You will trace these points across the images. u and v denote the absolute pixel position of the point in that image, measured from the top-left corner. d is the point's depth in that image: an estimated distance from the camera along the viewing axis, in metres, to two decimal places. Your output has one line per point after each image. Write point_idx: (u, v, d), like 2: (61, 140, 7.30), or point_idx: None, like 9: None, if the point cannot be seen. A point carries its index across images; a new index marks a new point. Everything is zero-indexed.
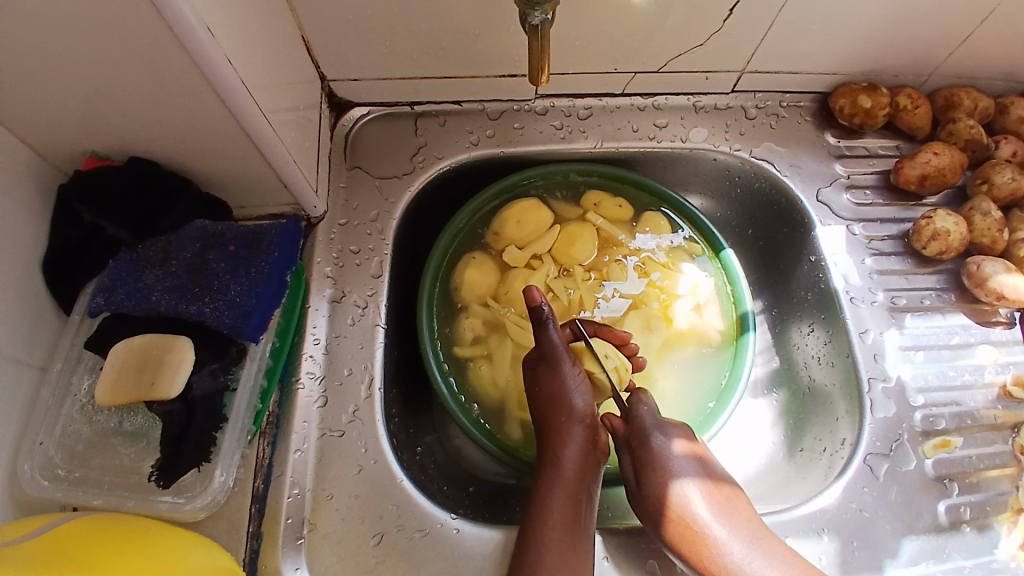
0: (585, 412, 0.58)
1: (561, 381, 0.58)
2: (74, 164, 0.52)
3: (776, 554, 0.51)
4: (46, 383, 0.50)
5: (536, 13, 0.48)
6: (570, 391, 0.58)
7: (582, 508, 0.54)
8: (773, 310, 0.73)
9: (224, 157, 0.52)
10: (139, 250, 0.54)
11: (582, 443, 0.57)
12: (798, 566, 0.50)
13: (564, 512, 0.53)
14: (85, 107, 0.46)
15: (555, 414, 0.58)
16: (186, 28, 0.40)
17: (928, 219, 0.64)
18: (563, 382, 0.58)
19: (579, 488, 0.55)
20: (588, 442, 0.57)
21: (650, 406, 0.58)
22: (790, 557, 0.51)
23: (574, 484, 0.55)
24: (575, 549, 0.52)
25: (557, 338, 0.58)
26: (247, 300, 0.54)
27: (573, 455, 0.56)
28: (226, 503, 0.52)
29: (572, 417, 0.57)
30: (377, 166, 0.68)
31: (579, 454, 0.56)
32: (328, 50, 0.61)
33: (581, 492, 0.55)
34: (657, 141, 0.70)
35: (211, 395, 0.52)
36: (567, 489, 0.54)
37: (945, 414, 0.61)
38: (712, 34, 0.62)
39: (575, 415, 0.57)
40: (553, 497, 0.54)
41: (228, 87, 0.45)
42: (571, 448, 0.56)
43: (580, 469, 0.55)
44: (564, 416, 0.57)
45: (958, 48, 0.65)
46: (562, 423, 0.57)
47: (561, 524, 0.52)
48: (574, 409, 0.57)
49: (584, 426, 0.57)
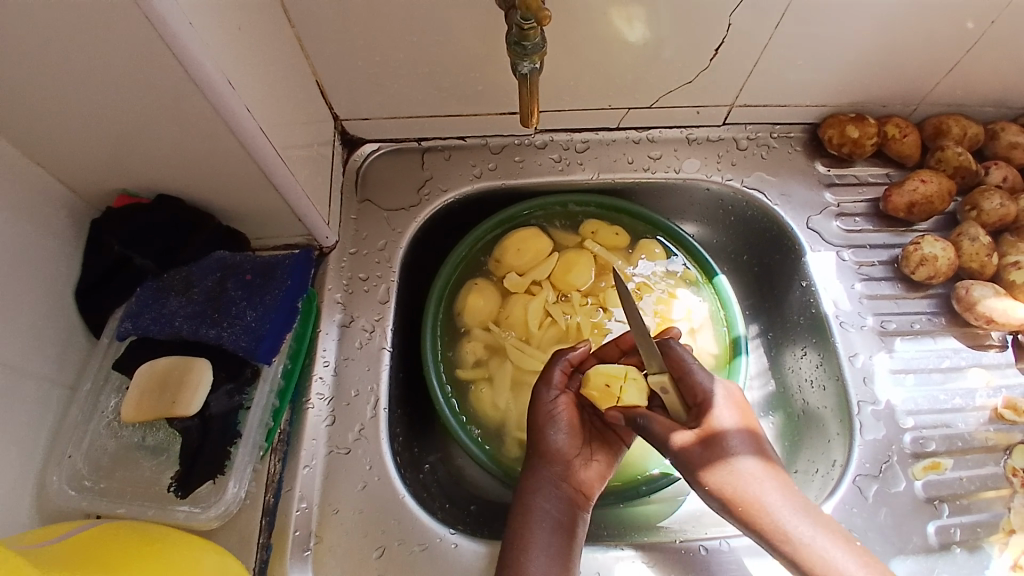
0: (562, 454, 0.57)
1: (538, 424, 0.58)
2: (106, 200, 0.57)
3: (820, 518, 0.48)
4: (75, 401, 0.55)
5: (525, 63, 0.52)
6: (548, 431, 0.58)
7: (554, 539, 0.54)
8: (768, 335, 0.74)
9: (243, 194, 0.57)
10: (164, 278, 0.59)
11: (554, 483, 0.56)
12: (840, 530, 0.48)
13: (541, 548, 0.53)
14: (117, 150, 0.51)
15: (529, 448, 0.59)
16: (208, 80, 0.45)
17: (916, 244, 0.66)
18: (541, 422, 0.58)
19: (554, 519, 0.55)
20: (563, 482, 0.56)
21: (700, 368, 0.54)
22: (832, 524, 0.48)
23: (547, 519, 0.54)
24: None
25: (553, 379, 0.60)
26: (261, 325, 0.58)
27: (545, 491, 0.56)
28: (237, 513, 0.56)
29: (546, 457, 0.57)
30: (385, 198, 0.72)
31: (553, 487, 0.56)
32: (340, 92, 0.66)
33: (557, 526, 0.54)
34: (651, 171, 0.73)
35: (226, 413, 0.56)
36: (534, 521, 0.54)
37: (936, 436, 0.62)
38: (700, 70, 0.65)
39: (549, 457, 0.57)
40: (527, 529, 0.54)
41: (245, 130, 0.50)
42: (546, 484, 0.56)
43: (557, 505, 0.55)
44: (539, 457, 0.57)
45: (943, 78, 0.67)
46: (534, 462, 0.57)
47: (532, 553, 0.53)
48: (547, 450, 0.57)
49: (560, 467, 0.56)
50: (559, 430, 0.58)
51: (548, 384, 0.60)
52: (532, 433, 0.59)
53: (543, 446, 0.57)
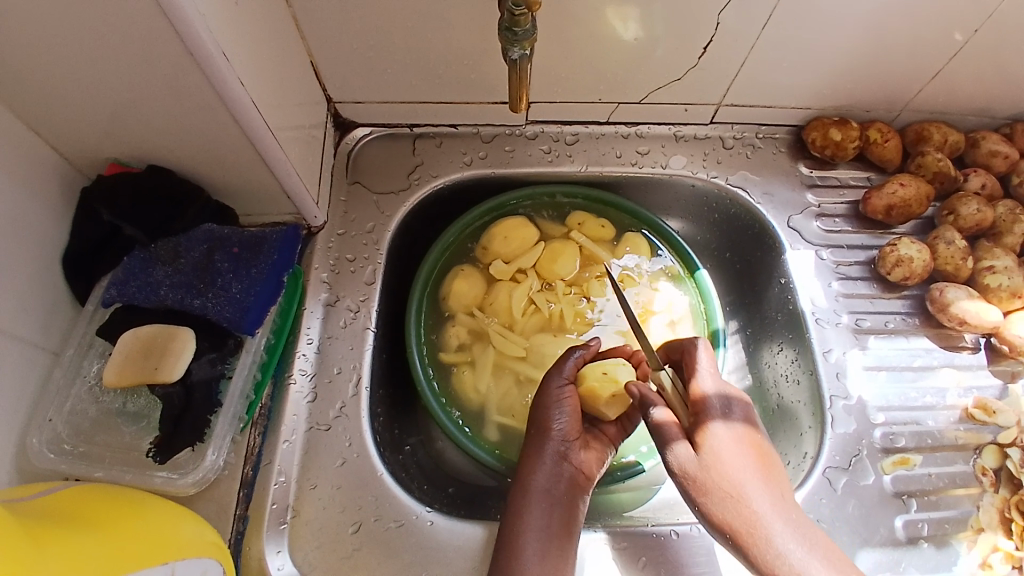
0: (565, 435, 0.59)
1: (546, 403, 0.60)
2: (97, 168, 0.58)
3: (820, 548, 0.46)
4: (59, 365, 0.55)
5: (516, 48, 0.53)
6: (553, 412, 0.59)
7: (552, 518, 0.55)
8: (746, 331, 0.76)
9: (234, 169, 0.58)
10: (151, 248, 0.59)
11: (555, 462, 0.57)
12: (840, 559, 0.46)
13: (540, 523, 0.55)
14: (110, 118, 0.52)
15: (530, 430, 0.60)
16: (204, 53, 0.46)
17: (892, 246, 0.67)
18: (547, 402, 0.60)
19: (552, 499, 0.56)
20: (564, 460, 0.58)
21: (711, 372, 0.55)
22: (834, 553, 0.46)
23: (544, 495, 0.56)
24: (544, 558, 0.53)
25: (569, 365, 0.61)
26: (247, 297, 0.59)
27: (546, 468, 0.57)
28: (215, 483, 0.56)
29: (547, 436, 0.59)
30: (375, 182, 0.73)
31: (553, 469, 0.57)
32: (334, 74, 0.67)
33: (557, 504, 0.56)
34: (638, 166, 0.74)
35: (208, 381, 0.56)
36: (534, 501, 0.56)
37: (906, 433, 0.64)
38: (689, 68, 0.67)
39: (551, 436, 0.58)
40: (528, 509, 0.55)
41: (239, 104, 0.51)
42: (546, 461, 0.57)
43: (556, 483, 0.57)
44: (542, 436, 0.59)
45: (926, 85, 0.69)
46: (535, 440, 0.59)
47: (531, 531, 0.54)
48: (550, 429, 0.59)
49: (560, 446, 0.58)
50: (561, 414, 0.59)
51: (558, 371, 0.61)
52: (533, 414, 0.60)
53: (546, 429, 0.59)
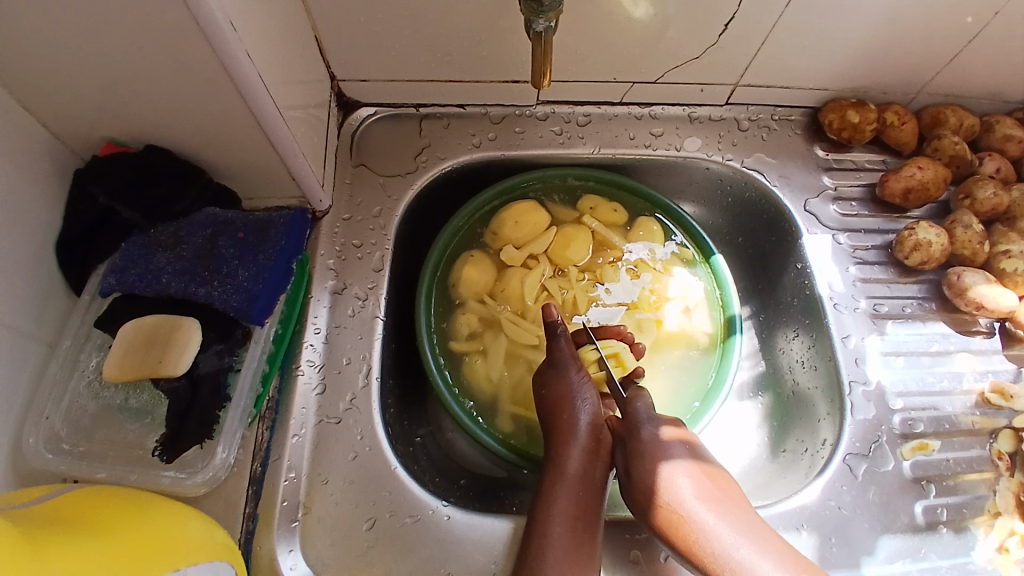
0: (589, 414, 0.58)
1: (565, 383, 0.59)
2: (90, 149, 0.54)
3: (764, 544, 0.51)
4: (55, 359, 0.52)
5: (540, 20, 0.51)
6: (575, 394, 0.59)
7: (589, 503, 0.55)
8: (760, 316, 0.75)
9: (237, 148, 0.54)
10: (151, 234, 0.56)
11: (586, 443, 0.57)
12: (786, 558, 0.50)
13: (572, 510, 0.54)
14: (107, 94, 0.48)
15: (559, 411, 0.59)
16: (209, 21, 0.43)
17: (911, 231, 0.66)
18: (569, 383, 0.59)
19: (585, 484, 0.55)
20: (592, 441, 0.58)
21: (646, 402, 0.58)
22: (782, 549, 0.50)
23: (579, 481, 0.55)
24: (583, 544, 0.53)
25: (566, 347, 0.61)
26: (255, 285, 0.56)
27: (579, 452, 0.57)
28: (225, 480, 0.54)
29: (575, 418, 0.58)
30: (381, 164, 0.70)
31: (584, 452, 0.57)
32: (338, 50, 0.63)
33: (588, 487, 0.56)
34: (652, 149, 0.72)
35: (216, 373, 0.54)
36: (572, 486, 0.55)
37: (924, 418, 0.63)
38: (708, 47, 0.64)
39: (579, 418, 0.58)
40: (561, 494, 0.54)
41: (245, 80, 0.47)
42: (577, 445, 0.57)
43: (586, 465, 0.56)
44: (569, 418, 0.58)
45: (945, 67, 0.68)
46: (563, 423, 0.58)
47: (567, 519, 0.53)
48: (578, 410, 0.58)
49: (588, 428, 0.58)
50: (584, 395, 0.59)
51: (563, 355, 0.60)
52: (551, 403, 0.59)
53: (574, 411, 0.58)
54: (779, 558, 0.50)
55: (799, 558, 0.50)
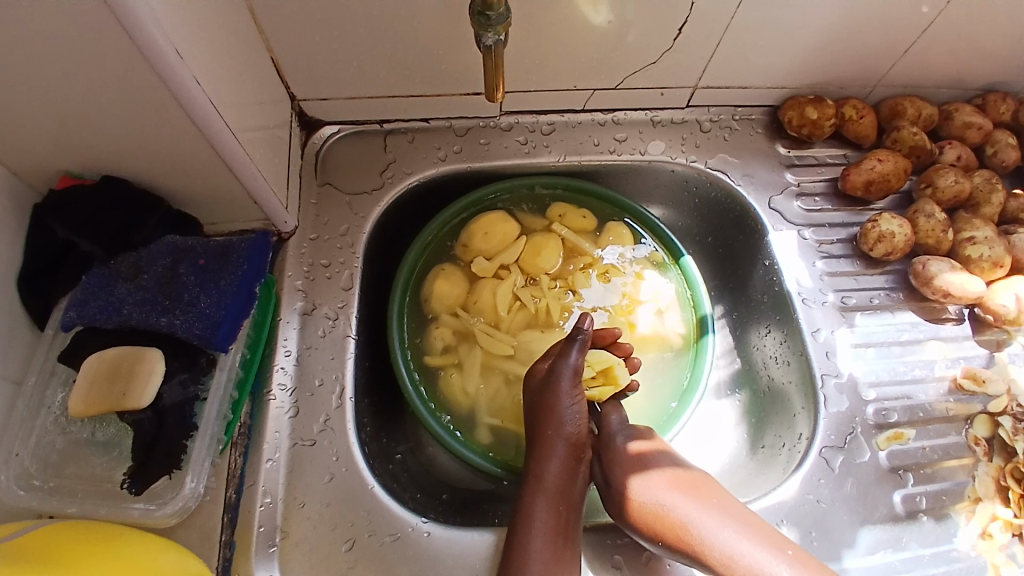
0: (571, 427, 0.58)
1: (555, 397, 0.58)
2: (48, 183, 0.54)
3: (736, 519, 0.52)
4: (21, 396, 0.52)
5: (489, 34, 0.51)
6: (562, 407, 0.58)
7: (567, 517, 0.55)
8: (733, 314, 0.75)
9: (195, 174, 0.54)
10: (111, 265, 0.56)
11: (566, 456, 0.57)
12: (761, 531, 0.51)
13: (551, 525, 0.54)
14: (59, 128, 0.48)
15: (543, 427, 0.58)
16: (154, 49, 0.43)
17: (874, 222, 0.67)
18: (559, 397, 0.58)
19: (562, 497, 0.55)
20: (571, 457, 0.57)
21: (620, 415, 0.61)
22: (754, 521, 0.52)
23: (556, 495, 0.55)
24: (563, 559, 0.52)
25: (576, 359, 0.59)
26: (217, 312, 0.56)
27: (557, 467, 0.56)
28: (197, 509, 0.53)
29: (558, 432, 0.57)
30: (347, 182, 0.70)
31: (563, 466, 0.57)
32: (296, 71, 0.63)
33: (564, 500, 0.55)
34: (617, 154, 0.73)
35: (180, 403, 0.53)
36: (551, 501, 0.55)
37: (898, 407, 0.64)
38: (665, 50, 0.65)
39: (563, 431, 0.57)
40: (538, 509, 0.54)
41: (196, 106, 0.47)
42: (556, 460, 0.57)
43: (563, 478, 0.56)
44: (552, 433, 0.57)
45: (900, 59, 0.68)
46: (544, 437, 0.57)
47: (546, 534, 0.53)
48: (562, 423, 0.57)
49: (568, 443, 0.57)
50: (569, 410, 0.58)
51: (566, 361, 0.59)
52: (538, 416, 0.58)
53: (557, 426, 0.57)
54: (752, 528, 0.51)
55: (770, 527, 0.51)
